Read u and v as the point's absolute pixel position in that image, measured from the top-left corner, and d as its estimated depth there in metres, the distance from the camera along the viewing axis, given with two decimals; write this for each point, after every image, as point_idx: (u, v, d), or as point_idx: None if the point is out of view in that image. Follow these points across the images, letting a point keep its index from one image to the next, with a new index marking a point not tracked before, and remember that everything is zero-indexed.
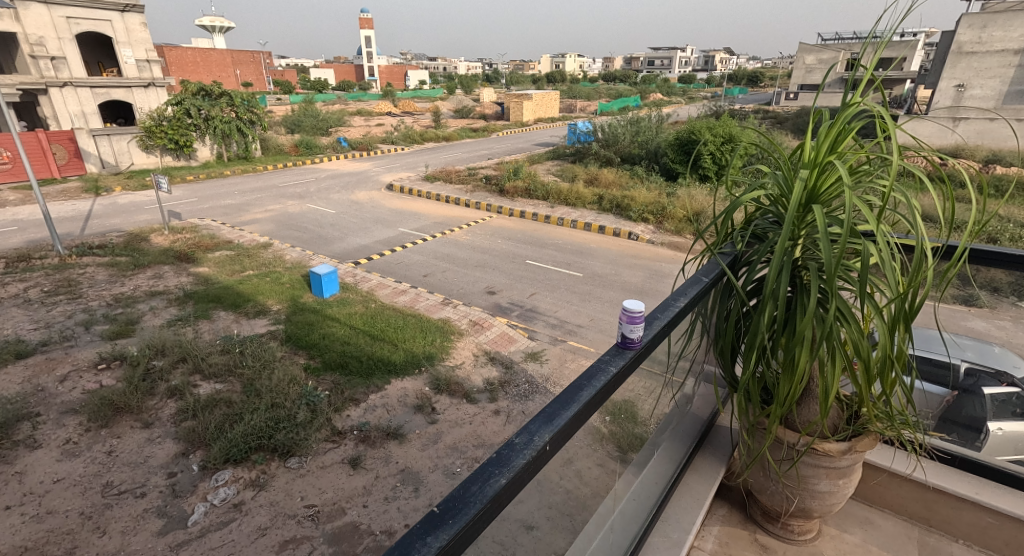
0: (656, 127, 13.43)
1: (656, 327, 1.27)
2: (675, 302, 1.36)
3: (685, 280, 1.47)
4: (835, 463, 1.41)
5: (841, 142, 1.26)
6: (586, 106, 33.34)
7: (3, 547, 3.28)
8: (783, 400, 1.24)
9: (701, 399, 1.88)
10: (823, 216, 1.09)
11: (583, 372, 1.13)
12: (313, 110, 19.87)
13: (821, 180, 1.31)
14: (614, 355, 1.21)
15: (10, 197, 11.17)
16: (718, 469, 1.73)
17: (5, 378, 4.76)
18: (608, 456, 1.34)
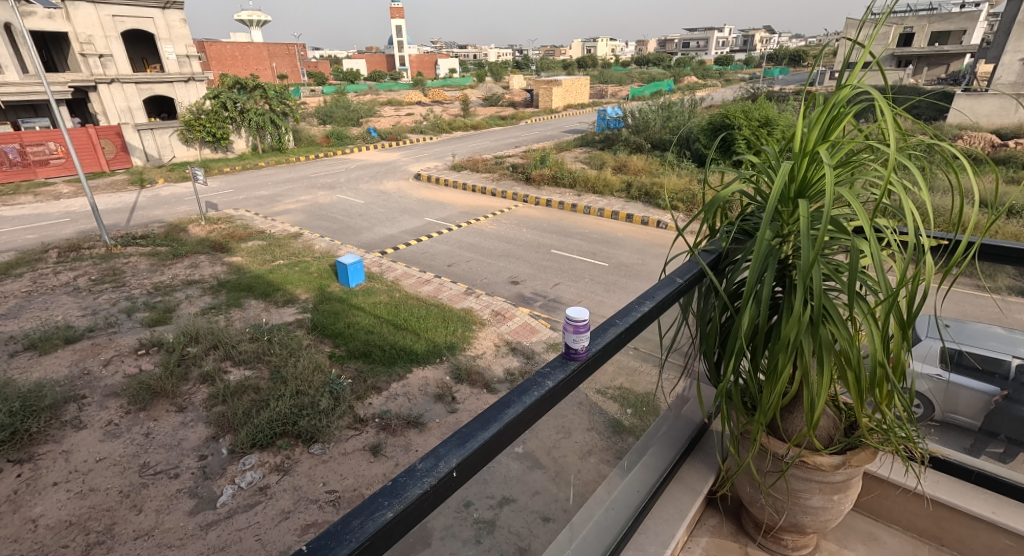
0: (689, 111, 13.04)
1: (611, 334, 1.22)
2: (640, 306, 1.30)
3: (660, 281, 1.41)
4: (829, 478, 1.32)
5: (833, 130, 1.18)
6: (618, 92, 32.67)
7: (51, 521, 3.49)
8: (767, 409, 1.17)
9: (691, 402, 1.81)
10: (807, 215, 1.02)
11: (514, 387, 1.05)
12: (345, 101, 20.13)
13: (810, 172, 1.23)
14: (556, 366, 1.14)
15: (64, 189, 11.76)
16: (707, 477, 1.64)
17: (55, 362, 5.03)
18: None
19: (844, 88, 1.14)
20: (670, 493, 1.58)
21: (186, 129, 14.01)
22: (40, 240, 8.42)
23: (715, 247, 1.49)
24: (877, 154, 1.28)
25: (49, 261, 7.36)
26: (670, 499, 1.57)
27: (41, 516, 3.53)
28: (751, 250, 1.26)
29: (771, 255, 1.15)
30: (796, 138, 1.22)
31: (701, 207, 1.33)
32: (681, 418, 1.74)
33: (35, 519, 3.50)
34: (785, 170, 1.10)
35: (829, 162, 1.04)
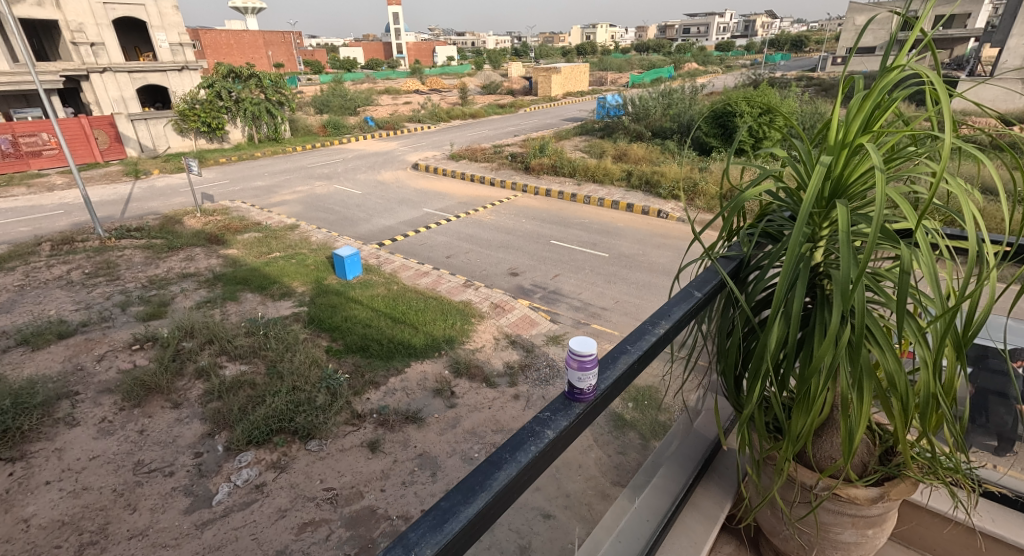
0: (690, 98, 12.86)
1: (621, 366, 1.11)
2: (654, 327, 1.21)
3: (676, 294, 1.31)
4: (863, 511, 1.24)
5: (877, 119, 1.08)
6: (618, 79, 32.35)
7: (43, 521, 3.43)
8: (799, 432, 1.09)
9: (703, 417, 1.71)
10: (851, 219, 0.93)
11: (507, 441, 0.94)
12: (342, 90, 19.88)
13: (848, 169, 1.13)
14: (556, 412, 1.02)
15: (57, 181, 11.64)
16: (724, 503, 1.48)
17: (48, 357, 4.95)
18: None
19: (890, 71, 1.03)
20: (684, 519, 1.43)
21: (181, 120, 13.90)
22: (34, 232, 8.32)
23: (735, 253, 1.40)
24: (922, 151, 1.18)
25: (42, 254, 7.25)
26: (683, 528, 1.42)
27: (33, 516, 3.47)
28: (779, 255, 1.17)
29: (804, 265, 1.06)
30: (833, 129, 1.12)
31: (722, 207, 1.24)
32: (691, 433, 1.64)
33: (27, 520, 3.44)
34: (824, 167, 1.00)
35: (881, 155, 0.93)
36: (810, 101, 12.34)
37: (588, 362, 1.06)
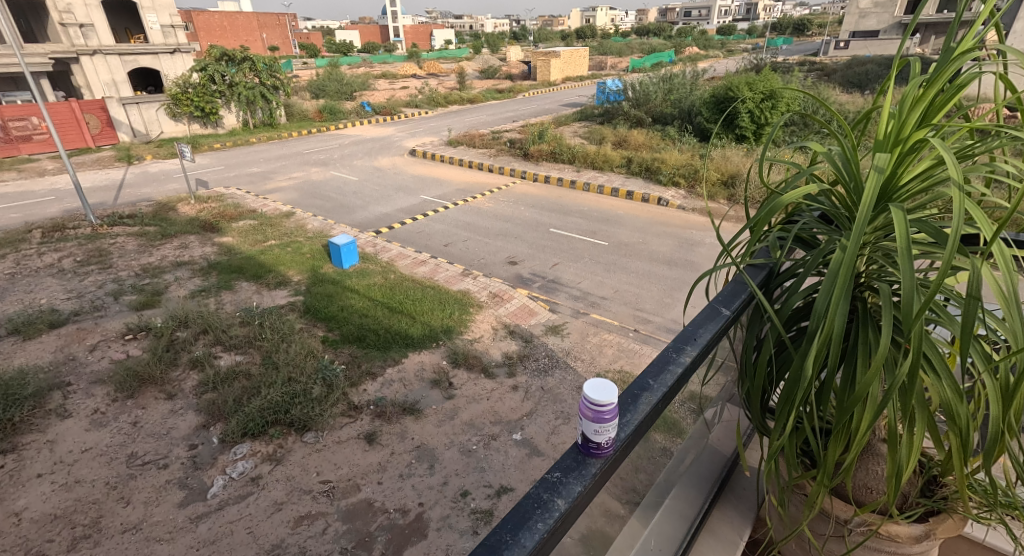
0: (691, 84, 12.68)
1: (644, 410, 1.05)
2: (680, 357, 1.14)
3: (702, 312, 1.27)
4: (903, 550, 1.19)
5: (934, 115, 1.06)
6: (618, 63, 31.94)
7: (35, 515, 3.39)
8: (833, 471, 1.04)
9: (719, 431, 1.63)
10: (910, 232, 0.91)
11: (511, 517, 0.85)
12: (338, 74, 19.57)
13: (898, 170, 1.12)
14: (567, 474, 0.94)
15: (48, 166, 11.48)
16: (743, 529, 1.38)
17: (39, 347, 4.88)
18: (611, 502, 1.11)
19: (954, 66, 1.00)
20: (701, 547, 1.34)
21: (174, 104, 13.64)
22: (24, 219, 8.19)
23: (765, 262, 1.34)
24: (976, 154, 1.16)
25: (33, 241, 7.14)
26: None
27: (25, 509, 3.42)
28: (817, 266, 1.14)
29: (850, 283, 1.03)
30: (886, 126, 1.09)
31: (753, 213, 1.20)
32: (705, 448, 1.56)
33: (18, 513, 3.39)
34: (878, 168, 0.98)
35: (949, 160, 0.91)
36: (813, 87, 12.18)
37: (607, 414, 0.98)
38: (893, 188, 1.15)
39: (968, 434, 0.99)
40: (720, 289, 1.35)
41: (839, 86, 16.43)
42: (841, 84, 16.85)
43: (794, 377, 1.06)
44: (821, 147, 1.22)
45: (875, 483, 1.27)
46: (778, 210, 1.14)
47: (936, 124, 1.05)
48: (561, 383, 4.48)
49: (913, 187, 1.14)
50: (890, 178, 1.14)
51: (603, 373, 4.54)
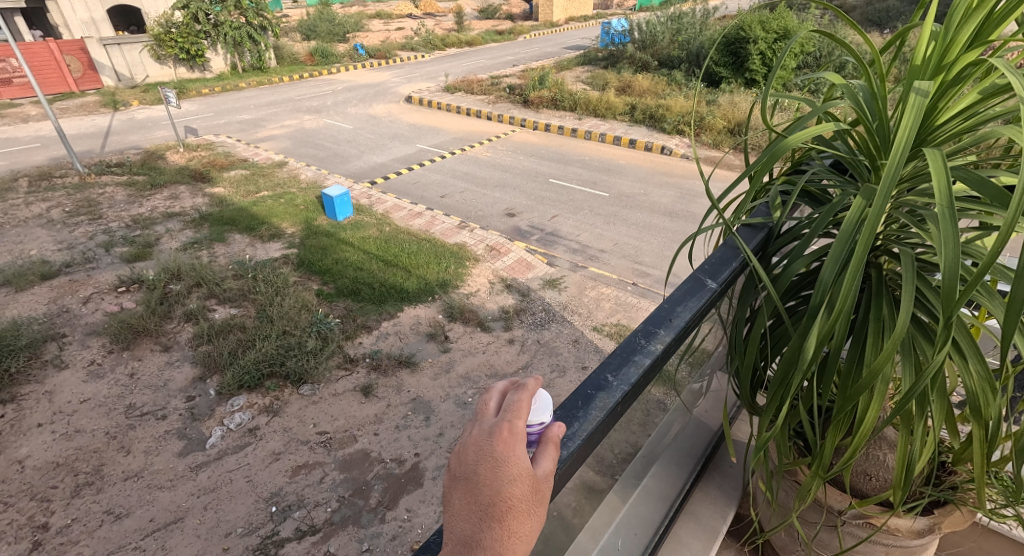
0: (701, 23, 12.06)
1: (613, 405, 0.91)
2: (659, 340, 1.05)
3: (687, 285, 1.19)
4: (903, 543, 1.21)
5: (990, 30, 0.96)
6: (624, 2, 30.40)
7: (37, 463, 3.44)
8: (830, 461, 1.02)
9: (708, 403, 1.60)
10: (951, 188, 0.84)
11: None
12: (329, 13, 18.62)
13: (936, 106, 1.04)
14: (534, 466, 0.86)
15: (32, 111, 11.14)
16: (724, 513, 1.40)
17: (32, 299, 4.85)
18: (600, 473, 1.07)
19: None
20: (679, 531, 1.35)
21: (157, 45, 13.06)
22: (10, 167, 8.00)
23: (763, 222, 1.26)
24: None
25: (21, 190, 6.99)
26: (677, 543, 1.33)
27: (27, 457, 3.48)
28: (825, 226, 1.07)
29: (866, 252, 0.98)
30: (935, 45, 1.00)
31: (756, 160, 1.09)
32: (692, 422, 1.53)
33: (22, 461, 3.45)
34: (918, 98, 0.90)
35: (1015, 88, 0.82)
36: (828, 26, 11.63)
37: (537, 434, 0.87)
38: (929, 126, 1.08)
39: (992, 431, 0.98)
40: (710, 254, 1.27)
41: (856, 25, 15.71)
42: (858, 23, 16.09)
43: (791, 356, 1.02)
44: (843, 80, 1.13)
45: (877, 471, 1.25)
46: (780, 158, 1.03)
47: (991, 44, 0.96)
48: (557, 337, 4.46)
49: (952, 128, 1.06)
50: (927, 115, 1.08)
51: (600, 327, 4.51)
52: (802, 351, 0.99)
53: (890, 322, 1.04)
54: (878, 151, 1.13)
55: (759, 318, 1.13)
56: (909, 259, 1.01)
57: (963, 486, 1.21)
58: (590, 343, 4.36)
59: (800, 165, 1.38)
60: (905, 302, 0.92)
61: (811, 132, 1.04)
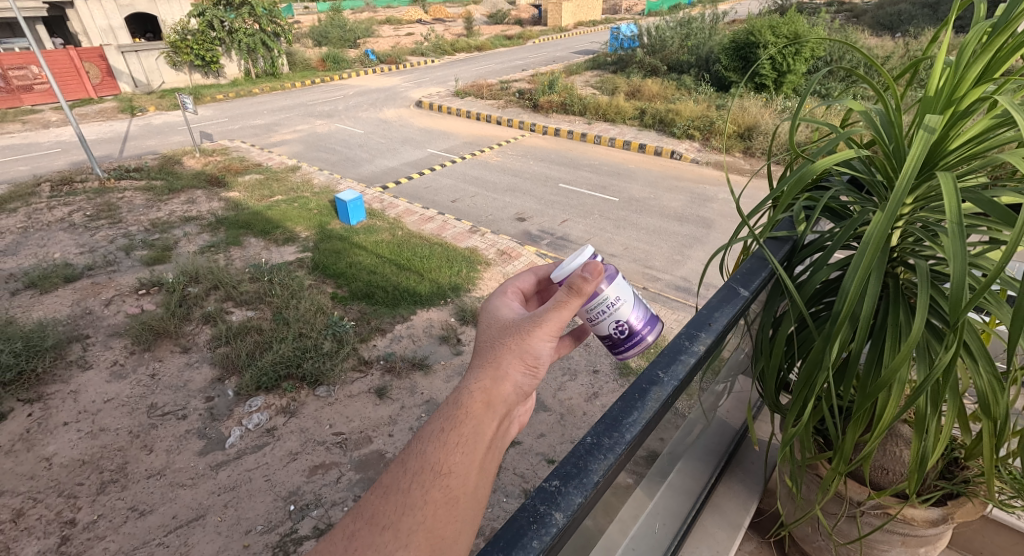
0: (710, 28, 12.11)
1: (658, 401, 0.97)
2: (696, 343, 1.10)
3: (719, 292, 1.24)
4: (917, 532, 1.26)
5: (999, 66, 1.01)
6: (632, 6, 30.47)
7: (64, 460, 3.55)
8: (850, 457, 1.09)
9: (730, 404, 1.66)
10: (961, 206, 0.90)
11: (513, 522, 0.79)
12: (340, 19, 18.84)
13: (949, 132, 1.10)
14: (603, 437, 0.91)
15: (52, 117, 11.38)
16: (747, 506, 1.46)
17: (56, 301, 4.98)
18: (628, 473, 1.12)
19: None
20: (704, 522, 1.42)
21: (174, 52, 13.30)
22: (32, 172, 8.19)
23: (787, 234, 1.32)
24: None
25: (43, 195, 7.16)
26: (704, 534, 1.40)
27: (54, 455, 3.58)
28: (847, 239, 1.13)
29: (881, 265, 1.05)
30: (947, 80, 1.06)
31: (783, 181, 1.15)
32: (715, 421, 1.58)
33: (49, 458, 3.56)
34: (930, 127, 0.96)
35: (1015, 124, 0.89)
36: (838, 31, 11.65)
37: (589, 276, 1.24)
38: (940, 152, 1.14)
39: (1000, 429, 1.04)
40: (739, 264, 1.32)
41: (867, 28, 15.66)
42: (870, 27, 16.05)
43: (816, 359, 1.08)
44: (861, 106, 1.19)
45: (894, 466, 1.30)
46: (806, 179, 1.10)
47: (996, 79, 1.02)
48: None
49: (962, 152, 1.12)
50: (940, 142, 1.13)
51: None
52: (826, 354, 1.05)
53: (907, 328, 1.10)
54: (893, 171, 1.19)
55: (784, 322, 1.19)
56: (923, 269, 1.07)
57: (975, 480, 1.26)
58: (600, 346, 4.39)
59: (821, 180, 1.44)
60: (920, 310, 0.98)
61: (834, 155, 1.10)
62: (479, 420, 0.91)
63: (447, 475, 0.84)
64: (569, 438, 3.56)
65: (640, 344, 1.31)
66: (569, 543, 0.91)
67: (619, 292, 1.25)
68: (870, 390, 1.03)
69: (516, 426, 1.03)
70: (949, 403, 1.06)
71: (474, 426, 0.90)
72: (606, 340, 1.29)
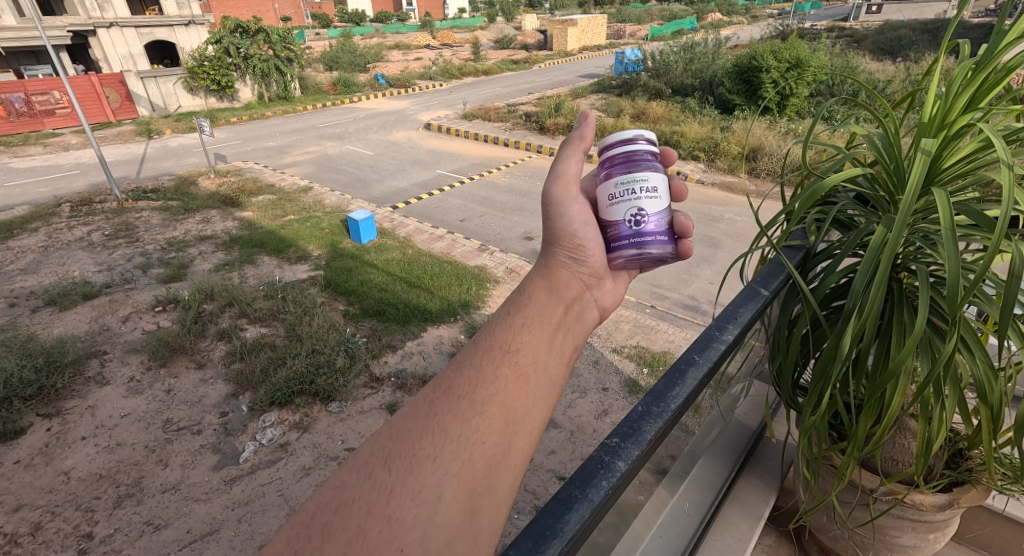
0: (713, 53, 12.39)
1: (691, 381, 1.05)
2: (723, 334, 1.17)
3: (741, 292, 1.30)
4: (927, 517, 1.31)
5: (986, 95, 1.11)
6: (636, 31, 31.10)
7: (82, 474, 3.60)
8: (861, 445, 1.15)
9: (747, 404, 1.71)
10: (954, 216, 0.99)
11: (576, 475, 0.86)
12: (351, 45, 19.34)
13: (943, 152, 1.18)
14: (651, 406, 1.00)
15: (72, 140, 11.69)
16: (767, 498, 1.52)
17: (75, 318, 5.09)
18: (650, 474, 1.16)
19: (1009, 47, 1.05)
20: (726, 514, 1.46)
21: (191, 77, 13.70)
22: (52, 193, 8.39)
23: (801, 243, 1.39)
24: (1014, 144, 1.22)
25: (63, 215, 7.35)
26: (728, 524, 1.45)
27: (72, 469, 3.64)
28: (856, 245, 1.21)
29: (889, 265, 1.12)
30: (938, 106, 1.15)
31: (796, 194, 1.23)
32: (733, 421, 1.64)
33: (67, 472, 3.62)
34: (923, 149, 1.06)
35: (998, 146, 0.97)
36: (840, 55, 11.88)
37: (642, 153, 1.40)
38: (936, 170, 1.22)
39: (996, 413, 1.11)
40: (758, 268, 1.39)
41: (869, 53, 15.93)
42: (871, 52, 16.34)
43: (829, 353, 1.16)
44: (864, 129, 1.28)
45: (902, 457, 1.35)
46: (817, 194, 1.19)
47: (982, 108, 1.11)
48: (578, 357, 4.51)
49: (956, 169, 1.20)
50: (934, 161, 1.21)
51: (620, 349, 4.58)
52: (838, 348, 1.13)
53: (912, 324, 1.17)
54: (895, 186, 1.27)
55: (800, 321, 1.27)
56: (924, 270, 1.15)
57: (977, 468, 1.32)
58: (610, 364, 4.42)
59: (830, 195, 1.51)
60: (923, 307, 1.06)
61: (839, 174, 1.19)
62: (541, 305, 1.25)
63: (514, 353, 1.14)
64: (580, 455, 3.59)
65: (641, 246, 1.39)
66: (602, 524, 0.98)
67: (659, 186, 1.39)
68: (880, 382, 1.10)
69: (592, 311, 1.34)
70: (950, 393, 1.13)
71: (536, 310, 1.23)
72: (613, 226, 1.39)
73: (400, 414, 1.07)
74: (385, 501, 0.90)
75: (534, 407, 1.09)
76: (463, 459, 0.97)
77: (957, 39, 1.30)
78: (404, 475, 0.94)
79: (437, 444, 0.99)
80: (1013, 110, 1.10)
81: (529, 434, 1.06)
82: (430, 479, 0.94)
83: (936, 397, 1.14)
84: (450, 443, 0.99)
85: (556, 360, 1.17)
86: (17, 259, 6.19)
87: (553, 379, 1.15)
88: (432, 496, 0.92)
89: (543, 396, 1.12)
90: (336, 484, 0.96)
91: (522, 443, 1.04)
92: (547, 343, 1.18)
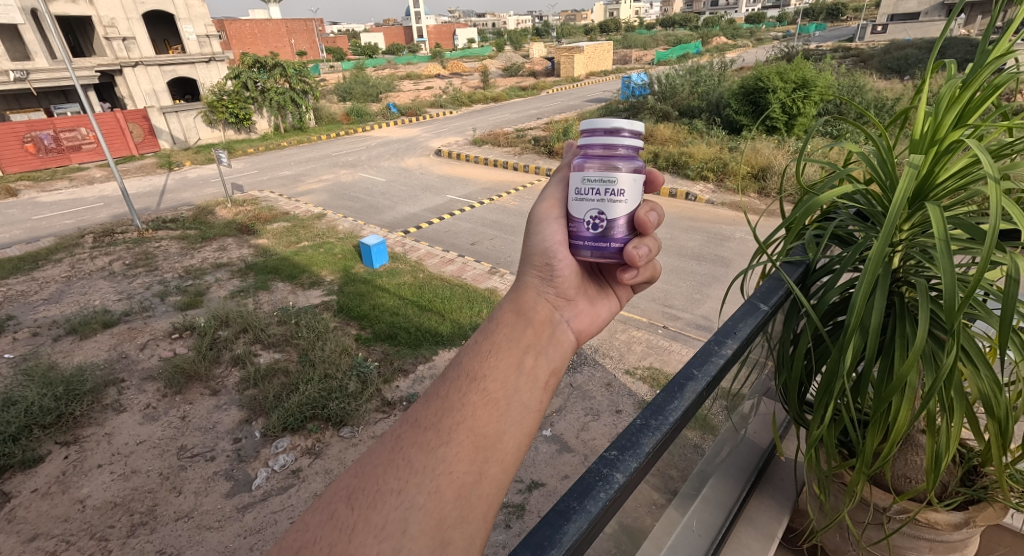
0: (718, 76, 12.56)
1: (689, 396, 1.04)
2: (721, 349, 1.16)
3: (740, 307, 1.30)
4: (943, 537, 1.27)
5: (972, 112, 1.13)
6: (642, 56, 31.65)
7: (97, 502, 3.62)
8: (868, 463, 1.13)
9: (756, 423, 1.69)
10: (947, 230, 0.98)
11: (574, 487, 0.86)
12: (364, 77, 19.92)
13: (936, 167, 1.18)
14: (650, 419, 0.99)
15: (96, 174, 12.10)
16: (779, 518, 1.48)
17: (95, 345, 5.19)
18: (658, 494, 1.14)
19: (995, 65, 1.07)
20: (736, 537, 1.42)
21: (210, 111, 14.23)
22: (76, 225, 8.65)
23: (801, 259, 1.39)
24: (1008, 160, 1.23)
25: (86, 246, 7.55)
26: (739, 545, 1.42)
27: (88, 497, 3.66)
28: (854, 260, 1.20)
29: (885, 280, 1.12)
30: (926, 125, 1.17)
31: (793, 211, 1.24)
32: (743, 441, 1.61)
33: (83, 500, 3.64)
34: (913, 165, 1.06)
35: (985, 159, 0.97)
36: (847, 73, 11.92)
37: (622, 149, 1.33)
38: (930, 185, 1.22)
39: (1004, 425, 1.09)
40: (757, 285, 1.38)
41: (875, 73, 16.02)
42: (878, 71, 16.44)
43: (832, 369, 1.15)
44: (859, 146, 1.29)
45: (914, 474, 1.33)
46: (812, 209, 1.20)
47: (971, 123, 1.12)
48: (590, 380, 4.46)
49: (949, 185, 1.21)
50: (927, 177, 1.21)
51: (633, 371, 4.53)
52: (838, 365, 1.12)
53: (913, 337, 1.15)
54: (891, 200, 1.27)
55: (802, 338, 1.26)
56: (922, 284, 1.14)
57: (993, 486, 1.28)
58: (623, 386, 4.37)
59: (829, 213, 1.52)
60: (923, 319, 1.05)
61: (835, 189, 1.19)
62: (510, 329, 1.27)
63: (484, 381, 1.15)
64: None
65: (600, 247, 1.35)
66: (606, 537, 0.96)
67: (626, 188, 1.31)
68: (883, 396, 1.09)
69: (565, 333, 1.34)
70: (959, 409, 1.11)
71: (506, 334, 1.25)
72: (577, 224, 1.37)
73: (369, 452, 1.08)
74: (346, 541, 0.91)
75: (508, 433, 1.09)
76: (430, 492, 0.97)
77: (947, 59, 1.32)
78: (366, 512, 0.95)
79: (401, 478, 0.99)
80: (1002, 125, 1.11)
81: (503, 464, 1.06)
82: (394, 515, 0.94)
83: (944, 414, 1.11)
84: (415, 476, 0.99)
85: (528, 384, 1.17)
86: (41, 289, 6.36)
87: (527, 403, 1.15)
88: (397, 532, 0.92)
89: (519, 424, 1.11)
90: (302, 526, 0.97)
91: (496, 471, 1.04)
92: (518, 367, 1.19)
